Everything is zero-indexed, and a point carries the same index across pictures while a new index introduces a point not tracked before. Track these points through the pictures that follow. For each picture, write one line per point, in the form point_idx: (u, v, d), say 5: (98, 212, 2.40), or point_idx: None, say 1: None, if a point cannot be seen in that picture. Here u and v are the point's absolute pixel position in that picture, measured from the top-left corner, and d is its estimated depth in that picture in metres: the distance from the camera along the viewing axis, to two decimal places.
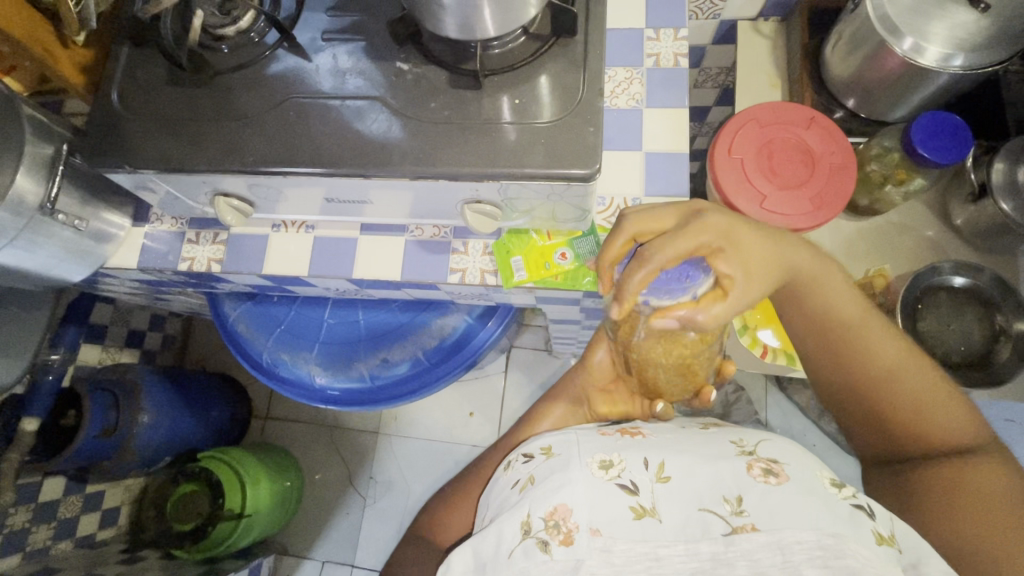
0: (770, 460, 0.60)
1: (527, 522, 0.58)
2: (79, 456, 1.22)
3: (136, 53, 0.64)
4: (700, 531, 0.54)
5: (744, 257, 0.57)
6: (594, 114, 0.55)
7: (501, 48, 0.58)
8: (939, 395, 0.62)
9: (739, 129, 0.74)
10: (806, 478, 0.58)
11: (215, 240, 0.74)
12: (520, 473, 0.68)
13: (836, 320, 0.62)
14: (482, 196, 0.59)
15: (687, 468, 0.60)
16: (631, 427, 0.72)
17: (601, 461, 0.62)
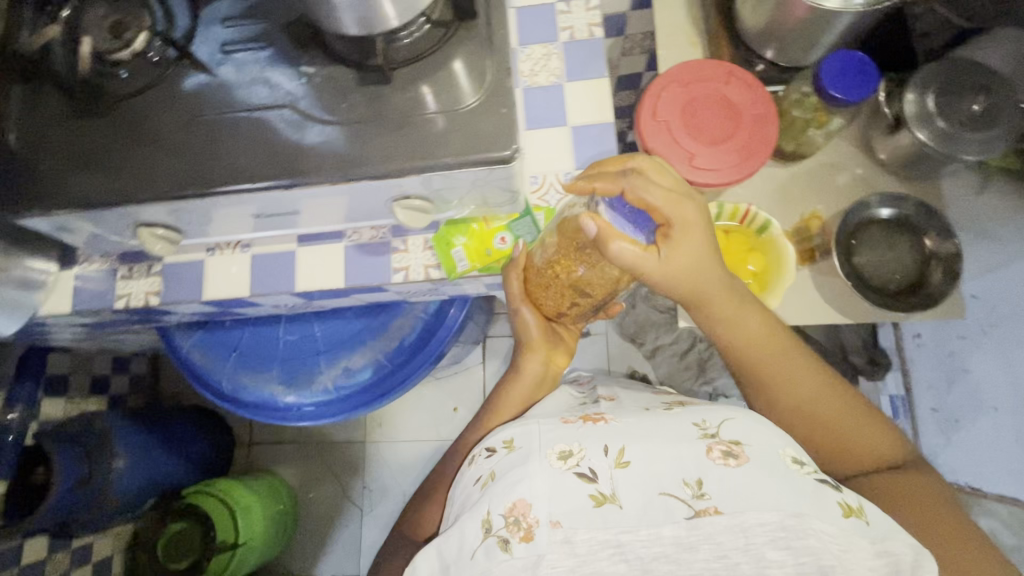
0: (731, 441, 0.61)
1: (487, 521, 0.61)
2: (53, 513, 1.17)
3: (30, 88, 0.61)
4: (663, 516, 0.57)
5: (688, 233, 0.62)
6: (506, 95, 0.55)
7: (409, 38, 0.57)
8: (866, 421, 0.69)
9: (663, 90, 0.75)
10: (770, 454, 0.59)
11: (150, 272, 0.72)
12: (482, 469, 0.70)
13: (766, 360, 0.70)
14: (410, 191, 0.59)
15: (645, 455, 0.61)
16: (595, 411, 0.73)
17: (561, 452, 0.64)
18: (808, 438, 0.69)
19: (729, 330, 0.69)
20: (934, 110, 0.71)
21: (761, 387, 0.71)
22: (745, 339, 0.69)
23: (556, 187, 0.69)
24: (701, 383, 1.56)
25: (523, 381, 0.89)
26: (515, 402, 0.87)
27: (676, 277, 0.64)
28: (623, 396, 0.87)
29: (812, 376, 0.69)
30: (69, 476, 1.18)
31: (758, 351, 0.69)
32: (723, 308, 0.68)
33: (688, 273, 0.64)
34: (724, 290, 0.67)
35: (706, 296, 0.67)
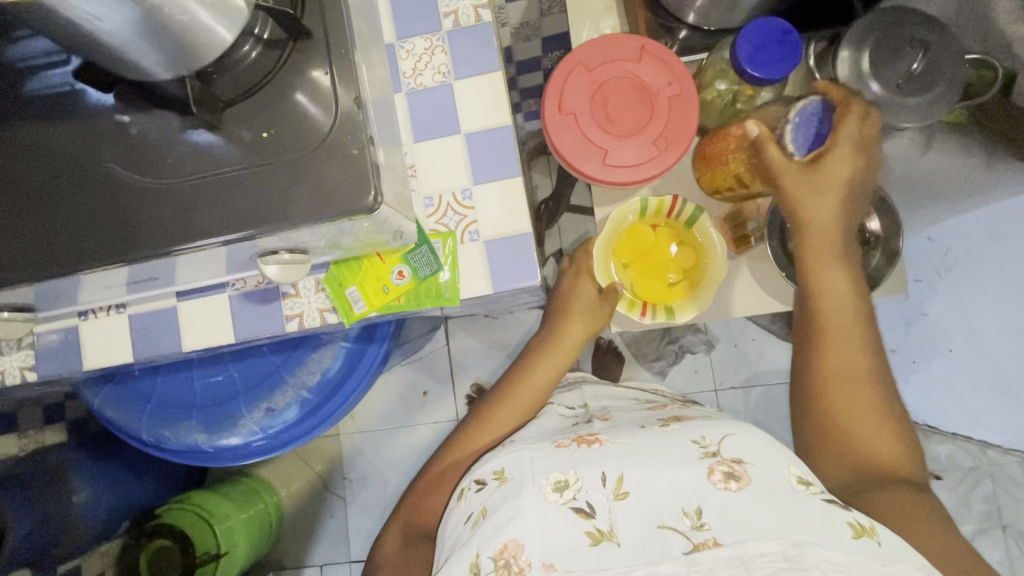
0: (732, 460, 0.57)
1: (476, 564, 0.55)
2: (13, 558, 1.15)
3: None
4: (660, 551, 0.52)
5: (828, 173, 0.62)
6: (360, 131, 0.47)
7: (254, 52, 0.48)
8: (884, 417, 0.64)
9: (568, 77, 0.66)
10: (769, 475, 0.55)
11: (20, 345, 0.65)
12: (472, 505, 0.63)
13: (815, 309, 0.66)
14: (275, 246, 0.52)
15: (644, 482, 0.56)
16: (588, 433, 0.67)
17: (556, 482, 0.58)
18: (812, 394, 0.66)
19: (829, 277, 0.64)
20: (869, 71, 0.63)
21: (810, 332, 0.66)
22: (830, 291, 0.65)
23: (453, 208, 0.62)
24: (667, 342, 1.55)
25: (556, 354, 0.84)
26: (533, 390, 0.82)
27: (804, 213, 0.64)
28: (618, 413, 0.80)
29: (855, 350, 0.65)
30: (25, 521, 1.18)
31: (822, 299, 0.65)
32: (810, 255, 0.65)
33: (821, 212, 0.63)
34: (830, 243, 0.64)
35: (827, 243, 0.64)
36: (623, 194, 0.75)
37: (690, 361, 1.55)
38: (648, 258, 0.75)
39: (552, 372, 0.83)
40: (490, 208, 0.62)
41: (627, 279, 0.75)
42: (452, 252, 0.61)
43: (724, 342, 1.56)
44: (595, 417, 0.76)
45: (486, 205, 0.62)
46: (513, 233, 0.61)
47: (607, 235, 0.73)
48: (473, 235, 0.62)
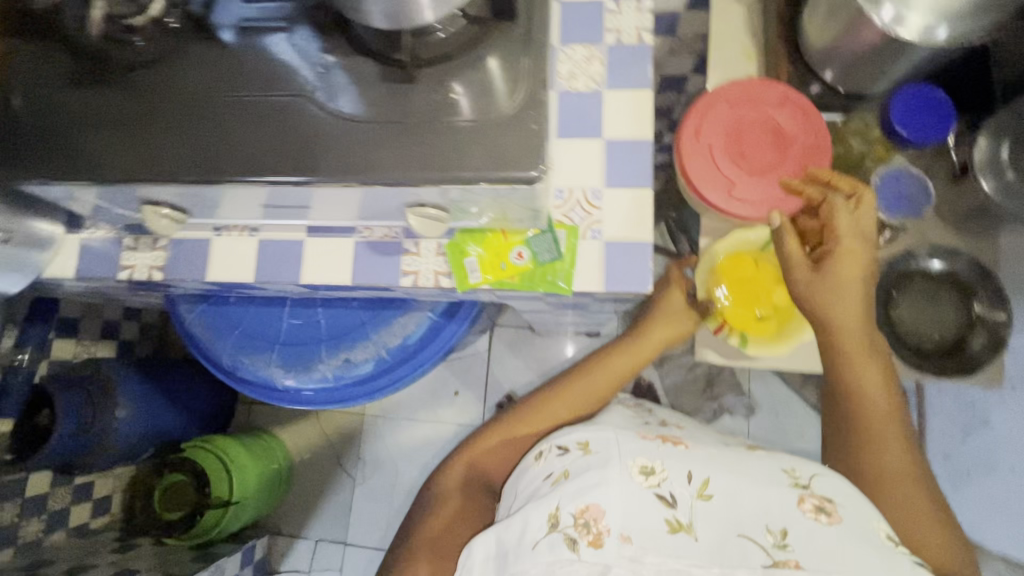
0: (822, 497, 0.61)
1: (555, 516, 0.61)
2: (53, 454, 1.21)
3: (41, 50, 0.57)
4: (738, 558, 0.57)
5: (845, 267, 0.62)
6: (539, 111, 0.50)
7: (441, 34, 0.53)
8: (930, 510, 0.65)
9: (708, 109, 0.69)
10: (861, 523, 0.59)
11: (155, 245, 0.70)
12: (554, 466, 0.69)
13: (846, 397, 0.68)
14: (426, 200, 0.56)
15: (729, 490, 0.62)
16: (670, 434, 0.74)
17: (642, 466, 0.64)
18: (871, 482, 0.67)
19: (854, 373, 0.66)
20: (1006, 160, 0.67)
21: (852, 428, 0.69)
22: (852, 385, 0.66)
23: (581, 205, 0.65)
24: (707, 397, 1.54)
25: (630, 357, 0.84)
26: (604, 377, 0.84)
27: (832, 319, 0.63)
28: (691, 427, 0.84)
29: (894, 445, 0.67)
30: (71, 422, 1.23)
31: (853, 394, 0.67)
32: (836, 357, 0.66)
33: (847, 315, 0.63)
34: (860, 342, 0.64)
35: (849, 340, 0.64)
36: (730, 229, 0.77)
37: (728, 421, 1.53)
38: (749, 287, 0.76)
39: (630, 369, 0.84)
40: (616, 212, 0.64)
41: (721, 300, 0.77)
42: (573, 245, 0.64)
43: (765, 411, 1.53)
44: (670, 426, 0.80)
45: (613, 208, 0.65)
46: (634, 239, 0.64)
47: (719, 251, 0.76)
48: (596, 233, 0.64)
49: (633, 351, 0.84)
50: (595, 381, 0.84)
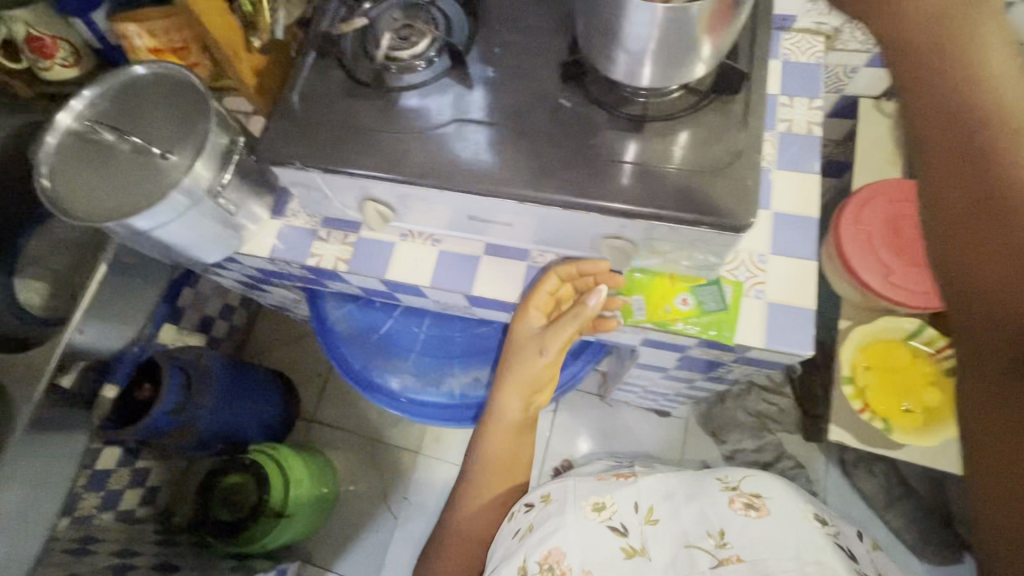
0: (751, 495, 0.68)
1: (523, 568, 0.67)
2: (147, 430, 1.25)
3: (319, 64, 0.68)
4: (688, 567, 0.63)
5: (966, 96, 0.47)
6: (753, 173, 0.57)
7: (657, 97, 0.61)
8: None
9: (867, 201, 0.74)
10: (785, 510, 0.66)
11: (344, 240, 0.78)
12: (521, 522, 0.75)
13: (961, 143, 0.46)
14: (622, 234, 0.62)
15: (674, 509, 0.70)
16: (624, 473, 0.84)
17: (595, 504, 0.73)
18: None
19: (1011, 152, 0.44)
20: None
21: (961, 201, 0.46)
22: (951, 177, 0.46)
23: (747, 266, 0.69)
24: None
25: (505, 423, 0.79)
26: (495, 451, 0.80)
27: (943, 181, 0.46)
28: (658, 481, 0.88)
29: None
30: (169, 402, 1.26)
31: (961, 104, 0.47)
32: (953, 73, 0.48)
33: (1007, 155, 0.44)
34: (993, 192, 0.44)
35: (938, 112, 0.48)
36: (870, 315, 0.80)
37: None
38: (895, 375, 0.77)
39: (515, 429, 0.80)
40: (780, 277, 0.69)
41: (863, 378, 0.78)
42: (737, 302, 0.68)
43: None
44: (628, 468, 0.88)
45: (777, 273, 0.69)
46: (797, 305, 0.67)
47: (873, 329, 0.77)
48: (758, 293, 0.68)
49: (521, 371, 0.76)
50: (505, 411, 0.78)
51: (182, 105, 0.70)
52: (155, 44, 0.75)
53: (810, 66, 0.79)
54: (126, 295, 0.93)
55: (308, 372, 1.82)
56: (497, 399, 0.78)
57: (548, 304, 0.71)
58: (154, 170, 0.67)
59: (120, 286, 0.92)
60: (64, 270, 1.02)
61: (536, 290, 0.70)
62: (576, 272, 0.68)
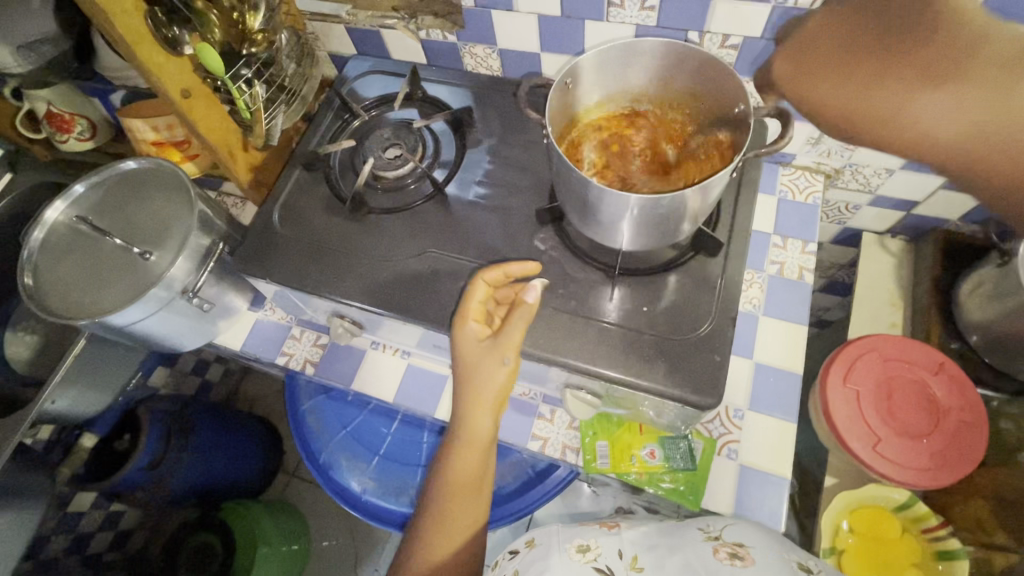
0: (735, 544, 0.55)
1: None
2: (119, 486, 1.22)
3: (306, 177, 0.69)
4: None
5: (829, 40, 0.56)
6: (724, 343, 0.54)
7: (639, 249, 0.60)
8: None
9: (858, 356, 0.70)
10: (773, 563, 0.52)
11: (316, 342, 0.77)
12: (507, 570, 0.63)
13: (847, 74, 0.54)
14: (587, 387, 0.60)
15: (660, 559, 0.56)
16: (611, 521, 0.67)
17: (579, 546, 0.59)
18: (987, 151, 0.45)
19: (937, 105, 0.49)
20: None
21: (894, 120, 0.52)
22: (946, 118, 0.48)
23: (721, 419, 0.65)
24: None
25: (462, 457, 0.60)
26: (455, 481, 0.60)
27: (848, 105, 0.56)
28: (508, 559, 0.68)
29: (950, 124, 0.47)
30: (146, 456, 1.24)
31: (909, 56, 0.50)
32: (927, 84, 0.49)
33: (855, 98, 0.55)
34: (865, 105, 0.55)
35: (854, 44, 0.53)
36: (859, 475, 0.74)
37: None
38: (884, 548, 0.68)
39: (476, 454, 0.59)
40: (756, 437, 0.65)
41: (847, 544, 0.69)
42: (707, 459, 0.63)
43: None
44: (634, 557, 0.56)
45: (754, 433, 0.65)
46: (772, 471, 0.63)
47: (864, 492, 0.70)
48: (731, 452, 0.64)
49: (477, 386, 0.56)
50: (468, 438, 0.59)
51: (168, 198, 0.70)
52: (159, 138, 0.78)
53: (807, 206, 0.77)
54: (107, 362, 0.94)
55: None
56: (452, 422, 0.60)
57: (484, 315, 0.57)
58: (134, 270, 0.68)
59: (103, 353, 0.93)
60: (57, 326, 1.03)
61: (467, 300, 0.56)
62: (504, 276, 0.57)
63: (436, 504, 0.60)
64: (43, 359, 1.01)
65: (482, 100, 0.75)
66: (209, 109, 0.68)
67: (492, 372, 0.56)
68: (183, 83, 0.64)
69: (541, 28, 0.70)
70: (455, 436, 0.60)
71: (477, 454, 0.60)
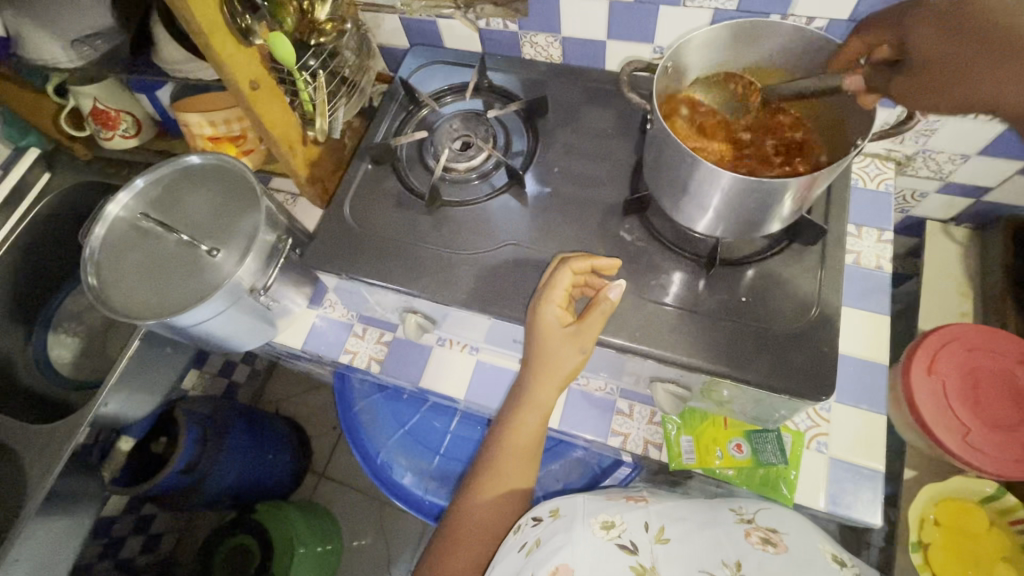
0: (768, 529, 0.54)
1: None
2: (157, 488, 1.20)
3: (375, 170, 0.68)
4: None
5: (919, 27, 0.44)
6: (829, 333, 0.53)
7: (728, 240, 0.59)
8: None
9: (942, 347, 0.69)
10: (808, 550, 0.52)
11: (379, 339, 0.76)
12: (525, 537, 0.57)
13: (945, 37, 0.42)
14: (678, 380, 0.58)
15: (689, 532, 0.53)
16: (636, 494, 0.64)
17: (603, 521, 0.55)
18: None
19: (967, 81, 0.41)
20: None
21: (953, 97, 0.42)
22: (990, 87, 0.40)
23: (809, 413, 0.64)
24: None
25: (522, 429, 0.59)
26: (513, 449, 0.60)
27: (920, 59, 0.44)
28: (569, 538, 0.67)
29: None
30: (184, 459, 1.22)
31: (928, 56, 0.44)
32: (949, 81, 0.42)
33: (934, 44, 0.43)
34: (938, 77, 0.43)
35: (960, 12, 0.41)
36: (940, 467, 0.72)
37: None
38: (969, 541, 0.67)
39: (536, 424, 0.59)
40: (845, 430, 0.63)
41: (931, 537, 0.68)
42: (796, 453, 0.62)
43: None
44: (659, 538, 0.53)
45: (844, 425, 0.63)
46: (864, 464, 0.62)
47: (945, 484, 0.69)
48: (821, 446, 0.63)
49: (552, 365, 0.55)
50: (532, 409, 0.58)
51: (232, 196, 0.69)
52: (215, 133, 0.76)
53: (880, 193, 0.74)
54: (155, 364, 0.92)
55: (322, 425, 1.77)
56: (519, 396, 0.59)
57: (566, 300, 0.55)
58: (196, 268, 0.66)
59: (152, 356, 0.91)
60: (100, 329, 1.02)
61: (552, 287, 0.53)
62: (592, 267, 0.54)
63: (490, 457, 0.61)
64: (87, 361, 1.00)
65: (546, 90, 0.73)
66: (274, 101, 0.65)
67: (564, 354, 0.54)
68: (253, 75, 0.61)
69: (611, 14, 0.68)
70: (519, 411, 0.59)
71: (539, 423, 0.60)
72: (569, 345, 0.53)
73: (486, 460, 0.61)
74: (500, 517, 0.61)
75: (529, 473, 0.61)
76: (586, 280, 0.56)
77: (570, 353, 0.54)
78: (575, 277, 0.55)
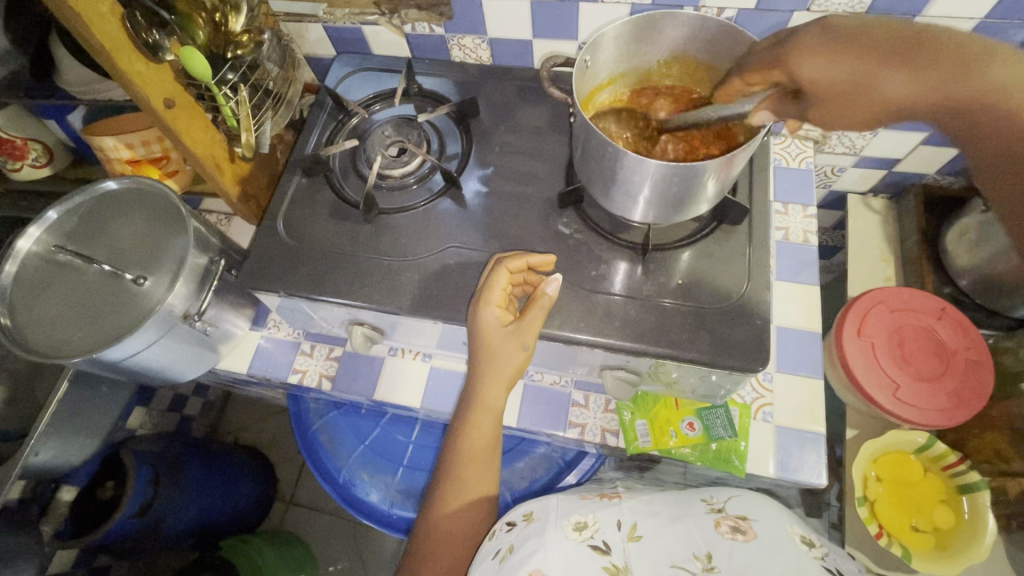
0: (739, 517, 0.54)
1: None
2: (106, 538, 1.12)
3: (307, 183, 0.66)
4: None
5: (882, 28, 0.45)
6: (763, 307, 0.55)
7: (661, 226, 0.61)
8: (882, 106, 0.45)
9: (868, 310, 0.73)
10: (776, 535, 0.52)
11: (329, 355, 0.74)
12: (501, 543, 0.57)
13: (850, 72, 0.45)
14: (626, 366, 0.60)
15: (660, 529, 0.54)
16: (610, 492, 0.65)
17: (575, 523, 0.56)
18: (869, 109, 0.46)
19: (993, 68, 0.41)
20: None
21: (820, 76, 0.46)
22: (920, 93, 0.43)
23: (753, 385, 0.67)
24: None
25: (477, 435, 0.59)
26: (469, 454, 0.60)
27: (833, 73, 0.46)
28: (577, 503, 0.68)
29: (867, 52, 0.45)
30: (135, 503, 1.15)
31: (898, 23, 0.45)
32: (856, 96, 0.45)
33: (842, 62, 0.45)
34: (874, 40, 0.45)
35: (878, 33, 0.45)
36: (879, 424, 0.77)
37: None
38: (907, 490, 0.72)
39: (489, 429, 0.59)
40: (789, 398, 0.66)
41: (874, 492, 0.72)
42: (745, 424, 0.65)
43: None
44: (631, 537, 0.54)
45: (786, 393, 0.66)
46: (807, 429, 0.65)
47: (882, 441, 0.73)
48: (766, 415, 0.66)
49: (496, 369, 0.56)
50: (481, 411, 0.59)
51: (156, 222, 0.65)
52: (133, 156, 0.73)
53: (802, 171, 0.78)
54: (90, 406, 0.86)
55: (286, 450, 1.71)
56: (470, 401, 0.59)
57: (505, 299, 0.55)
58: (124, 297, 0.62)
59: (85, 398, 0.85)
60: (23, 374, 0.94)
61: (490, 287, 0.53)
62: (526, 265, 0.55)
63: (452, 469, 0.61)
64: (10, 411, 0.92)
65: (477, 91, 0.73)
66: (194, 118, 0.63)
67: (506, 349, 0.54)
68: (166, 93, 0.59)
69: (533, 14, 0.69)
70: (469, 413, 0.59)
71: (494, 426, 0.60)
72: (509, 341, 0.54)
73: (447, 472, 0.61)
74: (463, 522, 0.60)
75: (488, 479, 0.61)
76: (524, 278, 0.57)
77: (510, 352, 0.55)
78: (513, 276, 0.56)
